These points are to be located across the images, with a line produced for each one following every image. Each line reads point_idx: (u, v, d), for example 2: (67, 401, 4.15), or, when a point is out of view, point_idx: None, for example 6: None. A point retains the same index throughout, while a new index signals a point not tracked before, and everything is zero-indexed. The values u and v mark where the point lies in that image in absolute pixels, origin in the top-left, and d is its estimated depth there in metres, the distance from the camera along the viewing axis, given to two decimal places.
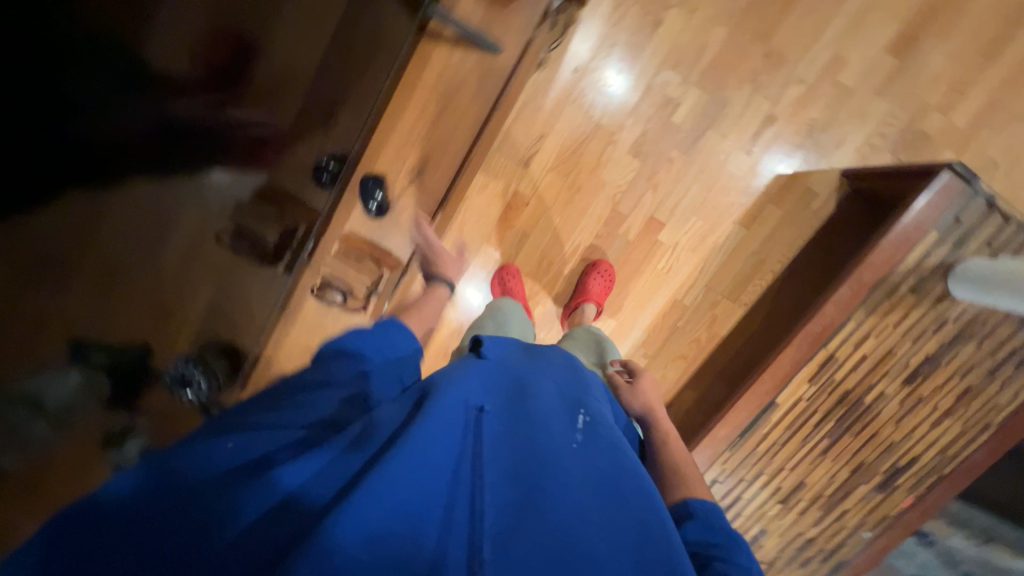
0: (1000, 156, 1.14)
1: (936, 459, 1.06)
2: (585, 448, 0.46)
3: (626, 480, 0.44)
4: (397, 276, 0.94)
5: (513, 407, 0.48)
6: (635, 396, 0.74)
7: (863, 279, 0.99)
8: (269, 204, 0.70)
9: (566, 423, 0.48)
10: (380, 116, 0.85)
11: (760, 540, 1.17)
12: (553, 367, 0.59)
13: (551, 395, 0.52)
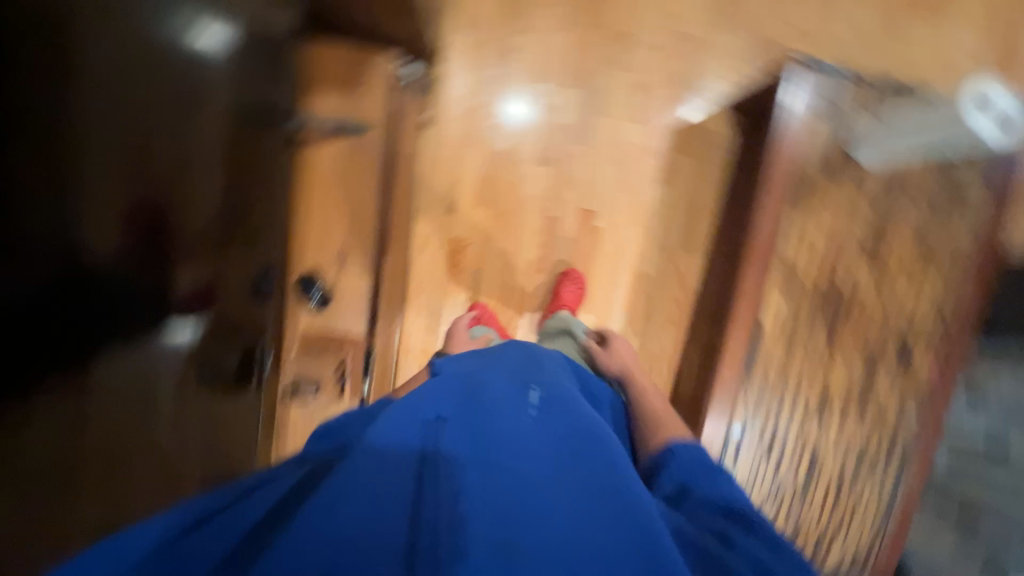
0: (853, 35, 1.23)
1: (932, 318, 1.07)
2: (538, 419, 0.56)
3: (573, 434, 0.55)
4: (362, 354, 0.98)
5: (472, 404, 0.58)
6: (614, 357, 0.94)
7: (782, 183, 1.01)
8: (227, 328, 0.79)
9: (519, 404, 0.58)
10: (288, 219, 0.90)
11: (817, 465, 1.12)
12: (511, 362, 0.69)
13: (506, 386, 0.62)
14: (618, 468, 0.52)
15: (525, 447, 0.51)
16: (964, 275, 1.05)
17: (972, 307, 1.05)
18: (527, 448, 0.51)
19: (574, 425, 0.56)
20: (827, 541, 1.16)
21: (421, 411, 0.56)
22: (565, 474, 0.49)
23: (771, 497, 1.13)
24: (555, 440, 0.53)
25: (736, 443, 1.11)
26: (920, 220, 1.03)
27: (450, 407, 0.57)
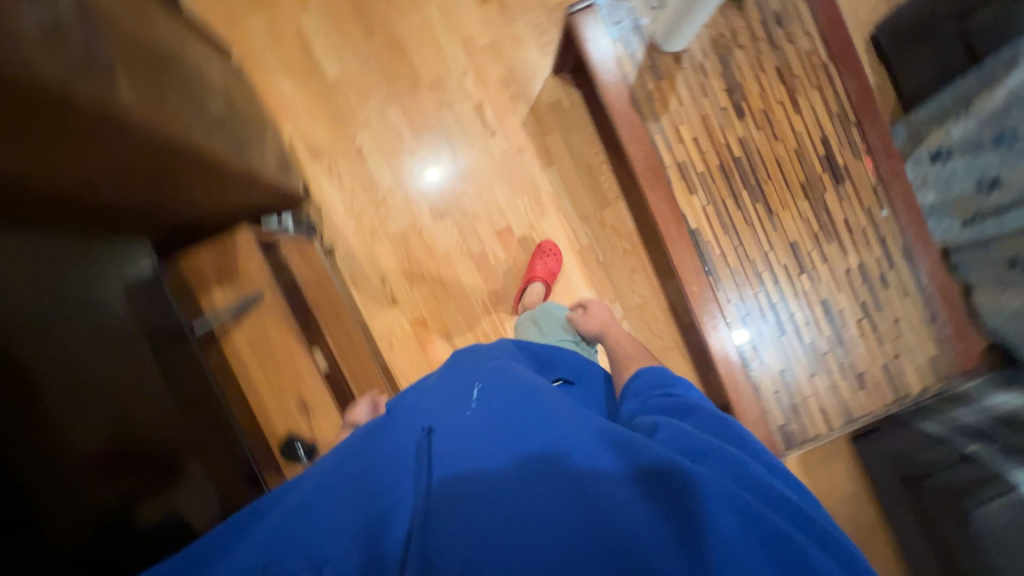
0: None
1: (835, 122, 1.08)
2: (476, 395, 0.59)
3: (505, 393, 0.57)
4: None
5: (419, 411, 0.62)
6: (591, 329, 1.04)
7: (624, 108, 1.05)
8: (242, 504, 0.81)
9: (458, 393, 0.62)
10: (243, 403, 0.91)
11: (837, 308, 1.09)
12: (465, 363, 0.73)
13: (451, 384, 0.66)
14: (554, 407, 0.54)
15: (459, 423, 0.55)
16: (831, 72, 1.07)
17: (859, 91, 1.07)
18: (461, 423, 0.54)
19: (509, 386, 0.59)
20: (901, 366, 1.10)
21: (382, 434, 0.59)
22: (493, 431, 0.52)
23: (817, 365, 1.08)
24: (487, 407, 0.56)
25: (749, 342, 1.07)
26: (760, 55, 1.07)
27: (401, 419, 0.62)
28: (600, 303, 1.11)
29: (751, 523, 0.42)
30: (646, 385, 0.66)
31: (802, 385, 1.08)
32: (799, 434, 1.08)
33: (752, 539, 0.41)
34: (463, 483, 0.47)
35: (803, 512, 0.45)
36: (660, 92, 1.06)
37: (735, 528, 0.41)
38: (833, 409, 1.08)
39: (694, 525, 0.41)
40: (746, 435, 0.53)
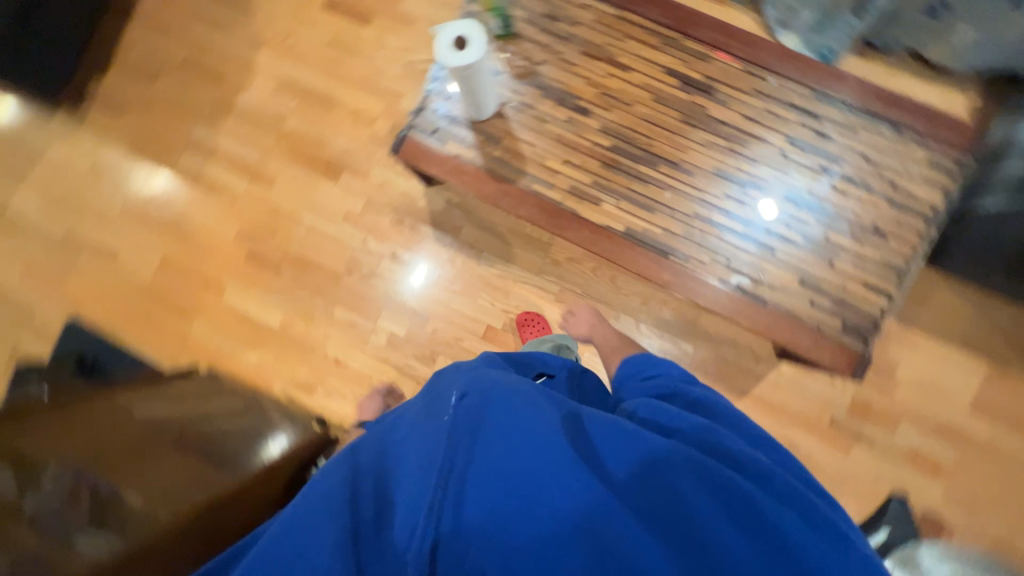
0: (407, 75, 1.46)
1: (666, 49, 1.06)
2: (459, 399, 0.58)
3: (490, 394, 0.57)
4: None
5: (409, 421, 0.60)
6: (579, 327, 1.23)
7: (490, 185, 1.07)
8: None
9: (441, 403, 0.60)
10: None
11: (800, 189, 1.01)
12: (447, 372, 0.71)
13: (434, 396, 0.64)
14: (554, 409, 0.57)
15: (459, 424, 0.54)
16: (626, 20, 1.07)
17: (662, 15, 1.07)
18: (448, 432, 0.53)
19: (493, 387, 0.58)
20: (908, 187, 0.99)
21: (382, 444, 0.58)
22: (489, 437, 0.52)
23: (828, 251, 1.00)
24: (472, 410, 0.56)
25: (751, 281, 1.01)
26: (561, 56, 1.07)
27: (389, 433, 0.60)
28: (586, 312, 1.26)
29: (717, 487, 0.51)
30: (632, 368, 0.80)
31: (833, 279, 0.99)
32: (869, 323, 0.97)
33: (719, 501, 0.50)
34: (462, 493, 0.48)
35: (760, 469, 0.54)
36: (510, 148, 1.07)
37: (702, 494, 0.50)
38: (882, 277, 0.98)
39: (668, 494, 0.50)
40: (715, 411, 0.67)
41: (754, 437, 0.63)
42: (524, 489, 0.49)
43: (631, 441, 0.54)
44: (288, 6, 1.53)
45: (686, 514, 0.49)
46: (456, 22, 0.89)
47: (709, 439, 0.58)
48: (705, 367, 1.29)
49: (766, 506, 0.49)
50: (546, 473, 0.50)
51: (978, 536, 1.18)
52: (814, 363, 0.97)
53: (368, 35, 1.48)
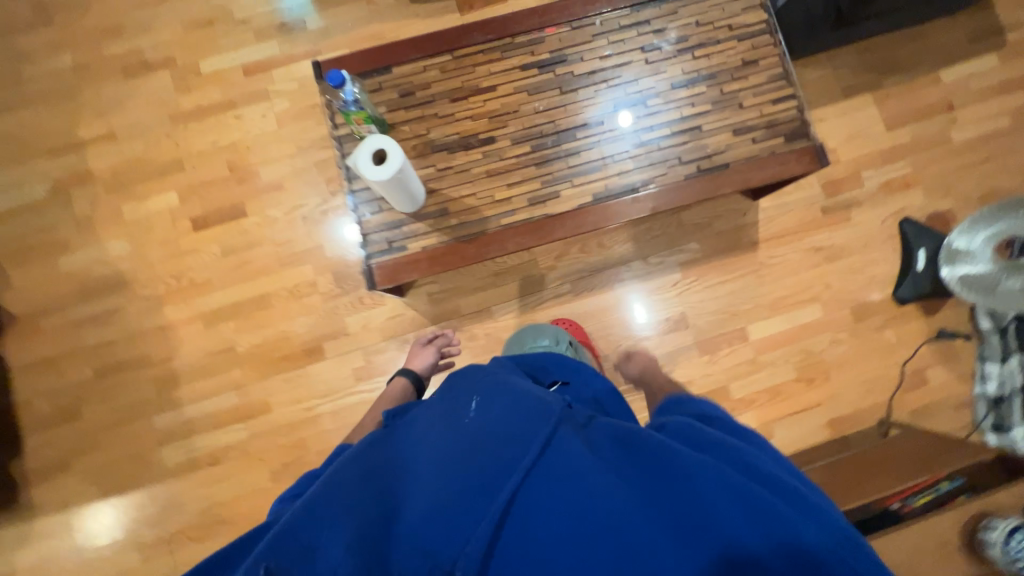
0: (307, 225, 1.40)
1: (509, 53, 1.16)
2: (479, 411, 0.65)
3: (510, 406, 0.63)
4: None
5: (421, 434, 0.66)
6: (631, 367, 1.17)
7: (471, 248, 1.09)
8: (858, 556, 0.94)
9: (461, 410, 0.67)
10: None
11: (680, 77, 1.15)
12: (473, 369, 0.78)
13: (450, 403, 0.70)
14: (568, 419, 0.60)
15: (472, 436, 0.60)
16: (462, 56, 1.15)
17: (484, 33, 1.15)
18: (471, 434, 0.60)
19: (516, 399, 0.64)
20: (742, 22, 1.17)
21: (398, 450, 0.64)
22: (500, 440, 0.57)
23: (732, 99, 1.15)
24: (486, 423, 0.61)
25: (703, 161, 1.13)
26: (438, 117, 1.13)
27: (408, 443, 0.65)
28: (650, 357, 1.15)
29: (742, 488, 0.50)
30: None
31: (753, 114, 1.14)
32: (798, 124, 1.14)
33: (744, 505, 0.49)
34: (480, 486, 0.52)
35: (793, 490, 0.52)
36: (461, 209, 1.10)
37: (721, 496, 0.49)
38: (779, 88, 1.15)
39: (686, 498, 0.50)
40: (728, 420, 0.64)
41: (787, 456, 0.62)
42: (537, 481, 0.52)
43: (659, 449, 0.54)
44: (151, 250, 1.38)
45: (705, 518, 0.49)
46: (368, 142, 0.85)
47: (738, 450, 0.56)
48: (716, 248, 1.41)
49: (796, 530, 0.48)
50: (560, 473, 0.52)
51: (967, 202, 1.41)
52: (806, 167, 1.11)
53: (245, 218, 1.40)
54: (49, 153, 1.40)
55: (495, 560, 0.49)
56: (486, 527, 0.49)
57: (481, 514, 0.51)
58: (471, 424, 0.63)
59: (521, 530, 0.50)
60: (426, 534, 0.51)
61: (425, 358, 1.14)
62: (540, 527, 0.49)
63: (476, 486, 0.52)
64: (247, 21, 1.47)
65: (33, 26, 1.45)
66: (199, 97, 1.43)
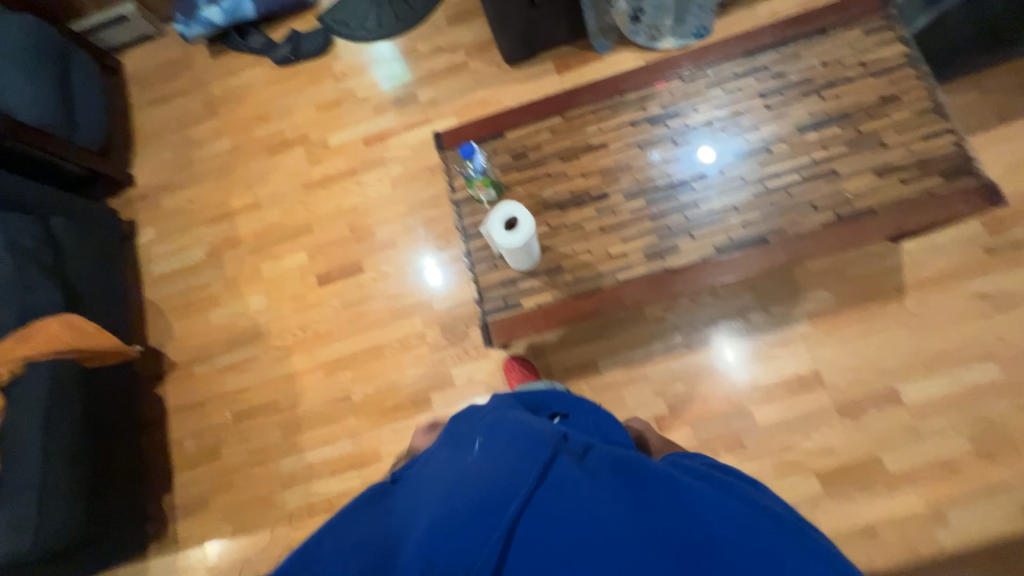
0: (418, 279, 1.48)
1: (616, 108, 1.18)
2: (478, 434, 0.63)
3: (511, 429, 0.60)
4: None
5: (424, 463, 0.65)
6: None
7: (586, 304, 1.07)
8: None
9: (463, 436, 0.66)
10: None
11: (804, 118, 1.09)
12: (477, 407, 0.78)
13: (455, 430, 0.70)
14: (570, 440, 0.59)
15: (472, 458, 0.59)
16: (573, 116, 1.19)
17: (594, 94, 1.19)
18: (471, 459, 0.58)
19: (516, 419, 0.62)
20: (875, 58, 1.10)
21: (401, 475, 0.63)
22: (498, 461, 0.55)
23: (871, 138, 1.05)
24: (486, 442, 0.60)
25: (840, 206, 1.03)
26: (551, 176, 1.16)
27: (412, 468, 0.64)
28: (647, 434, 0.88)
29: (750, 520, 0.49)
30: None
31: (900, 153, 1.04)
32: (959, 159, 1.01)
33: (754, 535, 0.48)
34: (482, 509, 0.50)
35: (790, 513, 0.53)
36: (576, 265, 1.10)
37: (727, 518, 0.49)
38: (931, 123, 1.04)
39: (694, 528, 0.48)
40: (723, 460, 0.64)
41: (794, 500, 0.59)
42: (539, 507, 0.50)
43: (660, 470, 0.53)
44: (284, 304, 1.53)
45: (716, 547, 0.47)
46: (501, 210, 0.87)
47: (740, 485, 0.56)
48: (851, 297, 1.26)
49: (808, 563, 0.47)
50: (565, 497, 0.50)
51: None
52: (982, 208, 0.96)
53: (363, 274, 1.51)
54: (209, 222, 1.64)
55: None
56: (490, 552, 0.48)
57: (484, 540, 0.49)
58: (473, 449, 0.61)
59: (523, 554, 0.48)
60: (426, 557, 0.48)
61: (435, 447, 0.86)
62: (544, 552, 0.48)
63: (480, 508, 0.50)
64: (367, 98, 1.65)
65: (202, 118, 1.75)
66: (327, 167, 1.62)
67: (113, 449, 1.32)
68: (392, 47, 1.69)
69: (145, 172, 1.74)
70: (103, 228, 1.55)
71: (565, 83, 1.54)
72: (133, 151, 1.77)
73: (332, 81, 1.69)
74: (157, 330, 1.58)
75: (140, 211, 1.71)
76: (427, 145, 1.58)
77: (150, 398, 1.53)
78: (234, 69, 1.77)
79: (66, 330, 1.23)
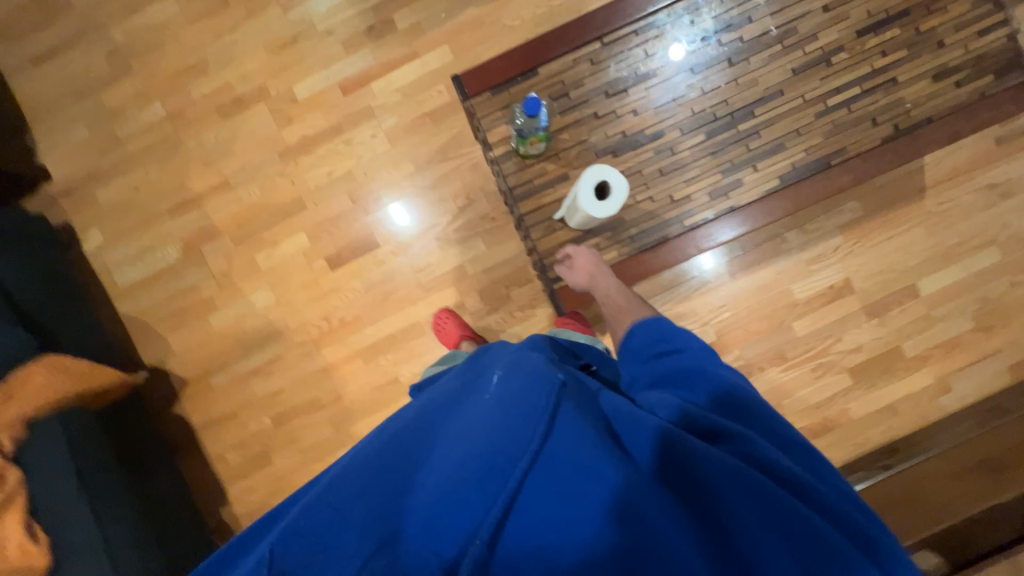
0: (442, 245, 1.35)
1: (658, 25, 1.03)
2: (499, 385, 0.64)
3: (524, 379, 0.62)
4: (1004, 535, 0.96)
5: (445, 408, 0.68)
6: (577, 278, 0.98)
7: (657, 256, 1.04)
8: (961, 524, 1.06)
9: (485, 384, 0.68)
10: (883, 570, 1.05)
11: (862, 18, 1.01)
12: (497, 349, 0.81)
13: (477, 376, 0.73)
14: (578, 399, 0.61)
15: (484, 413, 0.60)
16: (614, 41, 1.03)
17: (635, 10, 1.03)
18: (485, 411, 0.60)
19: (533, 371, 0.63)
20: None
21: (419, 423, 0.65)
22: (506, 418, 0.56)
23: (929, 38, 1.00)
24: (501, 393, 0.62)
25: (899, 116, 1.01)
26: (599, 116, 1.03)
27: (431, 412, 0.68)
28: (590, 256, 0.97)
29: (761, 491, 0.50)
30: (651, 332, 0.76)
31: (957, 52, 1.00)
32: (1011, 54, 1.00)
33: (759, 500, 0.49)
34: (491, 469, 0.52)
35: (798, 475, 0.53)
36: (640, 216, 1.03)
37: (737, 490, 0.50)
38: (987, 15, 1.00)
39: (689, 485, 0.52)
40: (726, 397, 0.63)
41: (796, 446, 0.59)
42: (546, 467, 0.52)
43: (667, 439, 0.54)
44: (296, 296, 1.37)
45: (723, 515, 0.50)
46: (598, 172, 0.84)
47: (752, 446, 0.55)
48: (878, 204, 1.30)
49: (807, 518, 0.49)
50: (568, 455, 0.52)
51: None
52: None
53: (379, 249, 1.36)
54: (171, 213, 1.37)
55: (499, 545, 0.49)
56: (488, 518, 0.49)
57: (490, 497, 0.51)
58: (489, 399, 0.62)
59: (527, 514, 0.50)
60: (432, 523, 0.50)
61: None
62: (544, 512, 0.50)
63: (491, 466, 0.52)
64: (331, 31, 1.35)
65: (114, 79, 1.37)
66: (303, 127, 1.36)
67: (159, 484, 1.21)
68: None
69: (58, 160, 1.38)
70: (41, 244, 1.24)
71: None
72: (30, 133, 1.38)
73: (279, 11, 1.35)
74: (149, 347, 1.38)
75: (70, 212, 1.38)
76: (420, 85, 1.34)
77: (168, 419, 1.39)
78: (136, 4, 1.36)
79: (54, 377, 1.04)
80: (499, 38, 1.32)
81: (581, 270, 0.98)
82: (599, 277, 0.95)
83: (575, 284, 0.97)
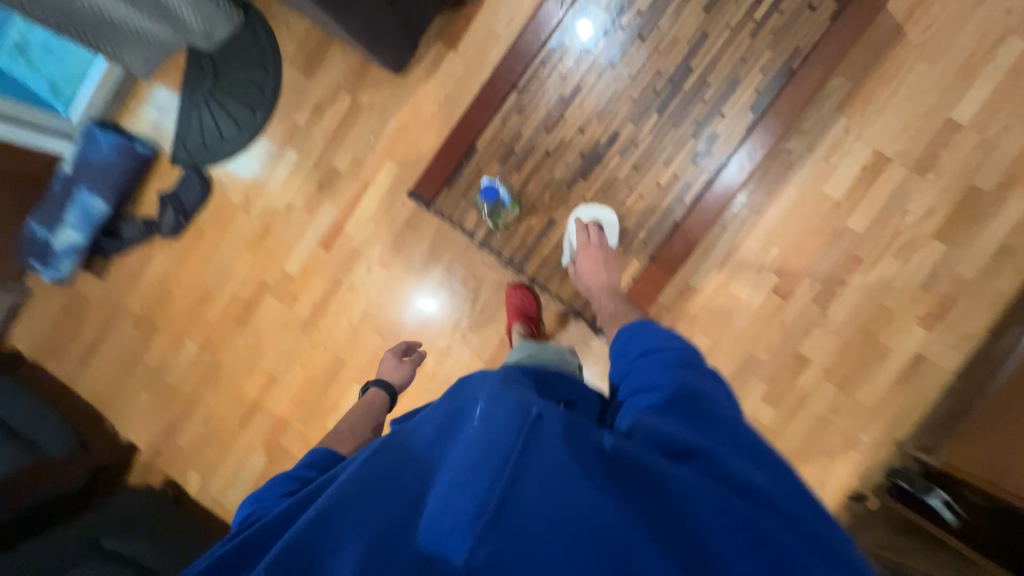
0: (477, 330, 1.36)
1: (561, 44, 1.03)
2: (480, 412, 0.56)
3: (505, 405, 0.55)
4: None
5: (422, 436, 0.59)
6: (581, 270, 0.95)
7: (679, 243, 1.00)
8: None
9: (463, 409, 0.59)
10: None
11: None
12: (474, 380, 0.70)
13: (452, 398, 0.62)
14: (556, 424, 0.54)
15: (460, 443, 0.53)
16: (528, 82, 1.04)
17: (533, 43, 1.03)
18: (464, 442, 0.53)
19: (512, 397, 0.56)
20: None
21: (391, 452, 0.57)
22: (483, 448, 0.51)
23: None
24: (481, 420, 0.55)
25: None
26: (552, 152, 1.03)
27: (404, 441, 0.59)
28: (595, 259, 0.94)
29: (734, 505, 0.47)
30: (637, 337, 0.77)
31: None
32: None
33: (729, 514, 0.46)
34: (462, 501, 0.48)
35: (774, 492, 0.49)
36: (640, 218, 1.01)
37: (709, 505, 0.47)
38: None
39: (665, 509, 0.47)
40: (703, 414, 0.58)
41: (765, 452, 0.55)
42: (513, 497, 0.47)
43: (644, 464, 0.49)
44: None
45: (691, 533, 0.46)
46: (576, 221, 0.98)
47: (728, 464, 0.51)
48: (862, 68, 1.21)
49: (777, 534, 0.45)
50: (542, 494, 0.46)
51: None
52: None
53: (425, 364, 1.38)
54: (242, 426, 1.46)
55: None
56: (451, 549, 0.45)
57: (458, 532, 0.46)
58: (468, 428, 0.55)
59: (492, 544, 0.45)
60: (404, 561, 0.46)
61: (402, 374, 1.07)
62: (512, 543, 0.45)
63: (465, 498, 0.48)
64: (291, 203, 1.44)
65: (147, 340, 1.51)
66: (309, 296, 1.43)
67: None
68: (273, 136, 1.45)
69: (137, 430, 1.51)
70: (153, 510, 1.34)
71: (465, 55, 1.35)
72: (109, 420, 1.53)
73: (243, 212, 1.46)
74: None
75: (166, 469, 1.50)
76: (386, 206, 1.40)
77: None
78: (135, 272, 1.51)
79: None
80: (429, 129, 1.37)
81: (590, 262, 0.94)
82: (609, 273, 0.93)
83: (590, 279, 0.93)
